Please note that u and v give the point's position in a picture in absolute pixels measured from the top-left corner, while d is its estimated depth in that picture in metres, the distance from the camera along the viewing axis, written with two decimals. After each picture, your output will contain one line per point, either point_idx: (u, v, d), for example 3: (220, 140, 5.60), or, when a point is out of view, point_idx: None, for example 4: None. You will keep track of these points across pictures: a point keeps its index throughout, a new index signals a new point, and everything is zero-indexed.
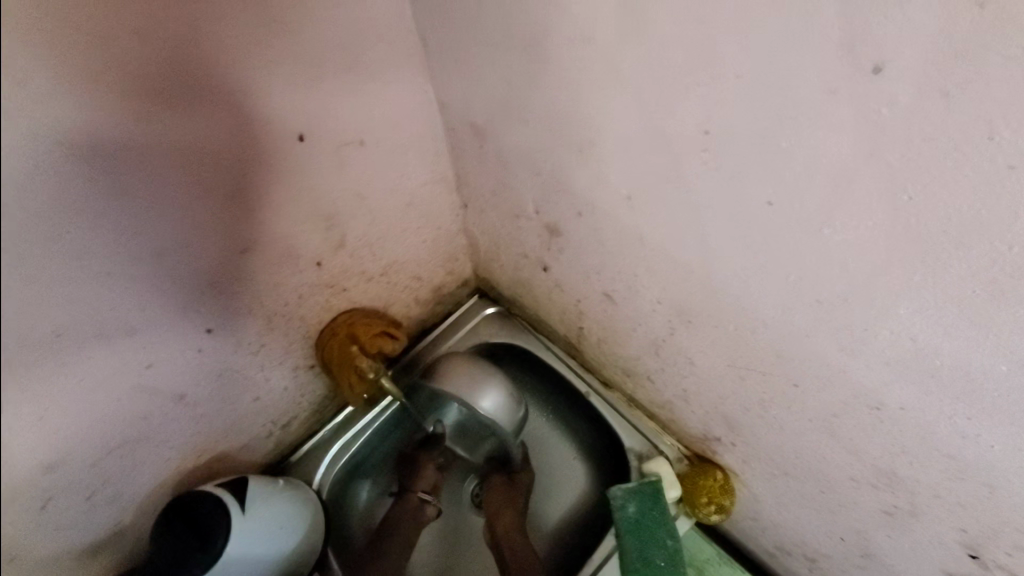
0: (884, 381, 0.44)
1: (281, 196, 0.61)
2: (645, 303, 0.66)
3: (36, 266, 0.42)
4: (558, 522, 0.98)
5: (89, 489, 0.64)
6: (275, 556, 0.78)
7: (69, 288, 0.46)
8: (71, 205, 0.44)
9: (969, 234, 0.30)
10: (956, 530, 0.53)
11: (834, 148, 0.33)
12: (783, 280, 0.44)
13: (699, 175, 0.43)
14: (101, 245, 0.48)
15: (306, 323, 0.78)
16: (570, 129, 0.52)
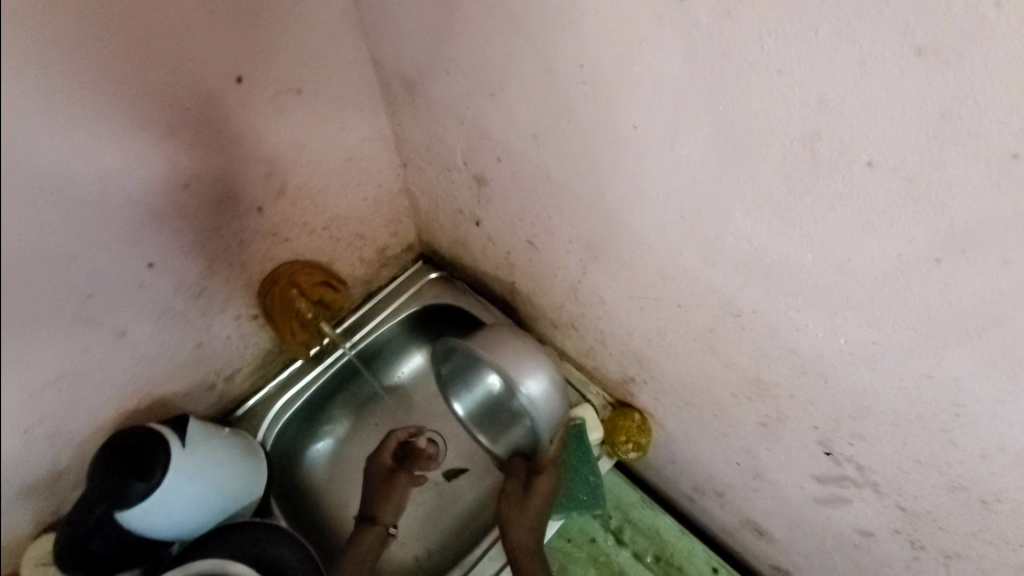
0: (738, 286, 0.53)
1: (223, 136, 0.65)
2: (560, 244, 0.73)
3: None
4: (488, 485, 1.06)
5: (24, 425, 0.66)
6: (217, 489, 0.82)
7: (21, 209, 0.49)
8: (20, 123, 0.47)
9: (773, 123, 0.38)
10: (813, 429, 0.62)
11: (672, 62, 0.41)
12: (655, 200, 0.53)
13: (585, 108, 0.50)
14: (49, 166, 0.51)
15: (249, 271, 0.82)
16: (483, 74, 0.58)
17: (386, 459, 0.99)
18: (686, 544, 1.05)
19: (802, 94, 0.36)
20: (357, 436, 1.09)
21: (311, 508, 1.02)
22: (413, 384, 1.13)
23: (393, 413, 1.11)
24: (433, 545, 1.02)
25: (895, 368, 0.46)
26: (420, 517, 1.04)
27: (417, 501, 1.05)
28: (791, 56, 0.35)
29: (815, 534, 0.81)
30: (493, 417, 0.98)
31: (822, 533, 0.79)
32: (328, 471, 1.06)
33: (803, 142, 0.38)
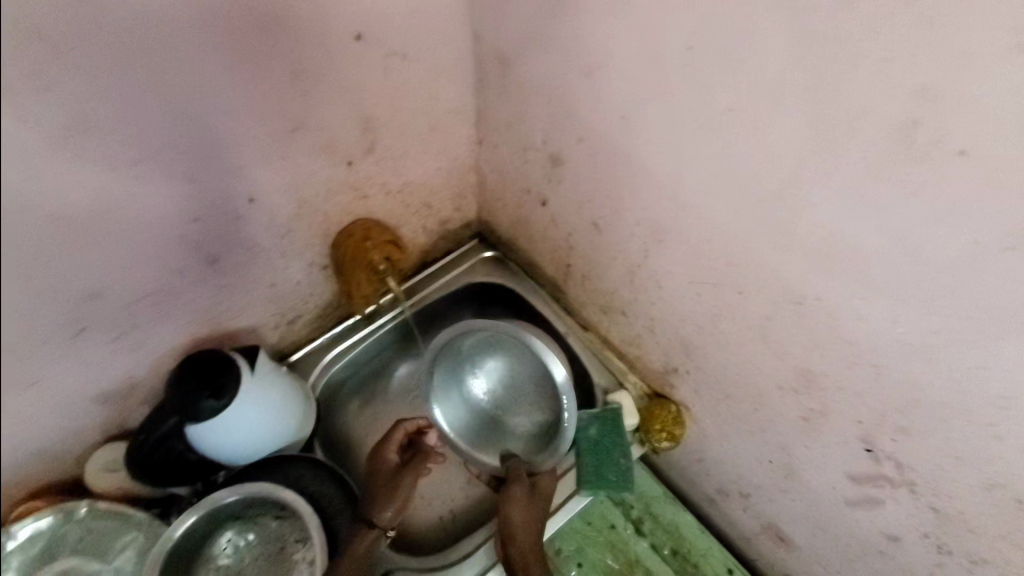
0: (804, 272, 0.56)
1: (332, 88, 0.72)
2: (626, 227, 0.77)
3: (125, 94, 0.56)
4: None
5: (113, 331, 0.74)
6: (273, 419, 0.87)
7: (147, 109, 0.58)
8: (162, 41, 0.56)
9: (872, 107, 0.43)
10: (855, 424, 0.64)
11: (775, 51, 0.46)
12: (734, 183, 0.56)
13: (679, 90, 0.55)
14: (187, 82, 0.60)
15: (328, 222, 0.88)
16: (582, 53, 0.63)
17: (388, 459, 0.94)
18: (704, 543, 1.07)
19: (907, 83, 0.40)
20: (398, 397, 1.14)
21: (348, 457, 1.07)
22: None
23: None
24: (457, 508, 1.06)
25: (952, 358, 0.49)
26: (449, 481, 1.08)
27: (448, 466, 1.09)
28: (901, 48, 0.39)
29: (839, 540, 0.82)
30: (489, 422, 1.01)
31: (847, 538, 0.81)
32: (365, 427, 1.10)
33: (898, 130, 0.42)
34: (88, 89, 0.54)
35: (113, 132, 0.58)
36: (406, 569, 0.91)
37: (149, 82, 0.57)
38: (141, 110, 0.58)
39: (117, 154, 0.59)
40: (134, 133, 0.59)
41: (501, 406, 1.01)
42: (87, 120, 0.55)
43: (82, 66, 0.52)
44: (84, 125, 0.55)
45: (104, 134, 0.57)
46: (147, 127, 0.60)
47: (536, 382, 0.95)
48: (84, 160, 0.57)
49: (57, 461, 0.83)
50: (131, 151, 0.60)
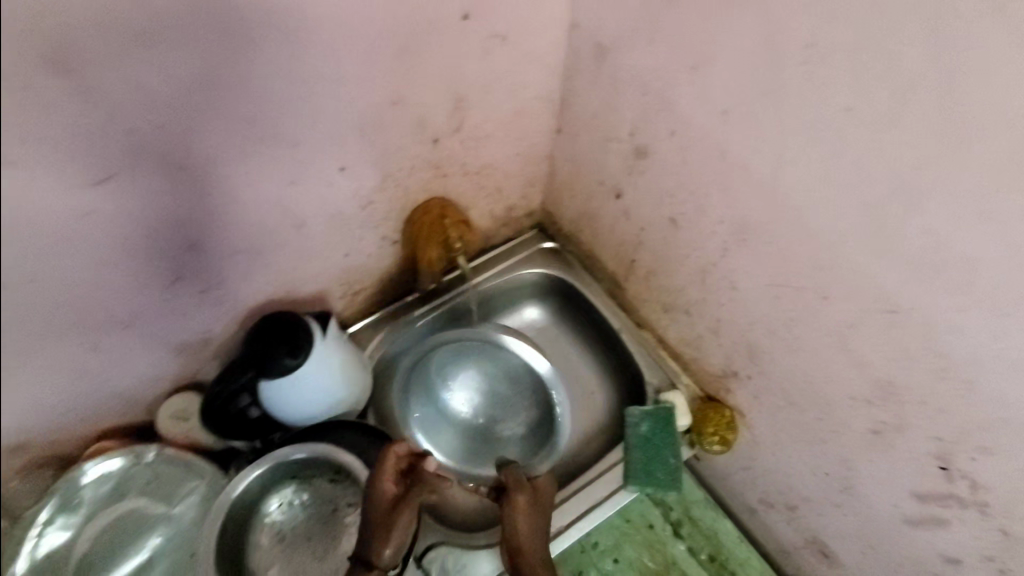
0: (903, 280, 0.56)
1: (435, 65, 0.73)
2: (707, 224, 0.77)
3: (252, 53, 0.59)
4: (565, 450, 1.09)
5: (204, 282, 0.77)
6: (340, 383, 0.89)
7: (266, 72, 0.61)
8: (296, 8, 0.58)
9: (1022, 117, 0.42)
10: (932, 441, 0.64)
11: (919, 52, 0.46)
12: (839, 184, 0.57)
13: (796, 86, 0.55)
14: (311, 49, 0.62)
15: (407, 198, 0.90)
16: (692, 45, 0.64)
17: (388, 489, 0.78)
18: (743, 552, 1.06)
19: None
20: None
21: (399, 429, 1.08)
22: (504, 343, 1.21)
23: None
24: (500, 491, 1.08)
25: None
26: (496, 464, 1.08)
27: None
28: None
29: (890, 560, 0.82)
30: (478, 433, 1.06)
31: (899, 558, 0.80)
32: None
33: None
34: (222, 49, 0.56)
35: (237, 90, 0.61)
36: (452, 544, 0.92)
37: (274, 44, 0.60)
38: (264, 70, 0.61)
39: (235, 111, 0.62)
40: (253, 93, 0.62)
41: (487, 417, 1.06)
42: (217, 75, 0.58)
43: (224, 26, 0.55)
44: (215, 79, 0.58)
45: (231, 91, 0.60)
46: (264, 88, 0.62)
47: (518, 383, 1.05)
48: (206, 115, 0.60)
49: (132, 404, 0.86)
50: (251, 109, 0.63)
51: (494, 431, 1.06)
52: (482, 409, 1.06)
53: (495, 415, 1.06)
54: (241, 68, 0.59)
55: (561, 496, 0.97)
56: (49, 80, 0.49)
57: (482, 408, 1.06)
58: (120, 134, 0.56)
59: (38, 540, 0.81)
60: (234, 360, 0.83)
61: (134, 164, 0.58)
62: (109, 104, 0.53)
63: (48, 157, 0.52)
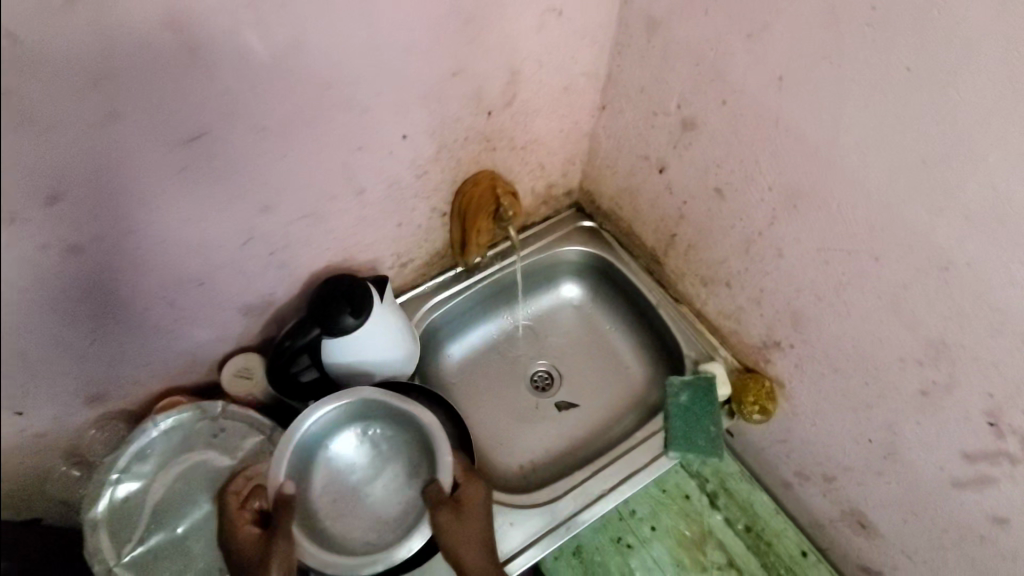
0: (960, 236, 0.58)
1: (494, 37, 0.76)
2: (755, 193, 0.79)
3: (333, 20, 0.62)
4: (596, 419, 1.15)
5: (271, 244, 0.82)
6: (394, 344, 0.93)
7: (345, 38, 0.65)
8: None
9: None
10: (984, 398, 0.65)
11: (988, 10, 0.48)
12: (896, 142, 0.59)
13: (855, 48, 0.58)
14: (385, 18, 0.66)
15: (458, 170, 0.93)
16: (749, 13, 0.66)
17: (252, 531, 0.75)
18: (779, 524, 1.08)
19: None
20: (490, 350, 1.22)
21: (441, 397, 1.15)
22: (541, 319, 1.25)
23: (517, 338, 1.24)
24: (539, 456, 1.11)
25: None
26: (533, 433, 1.14)
27: (532, 418, 1.15)
28: None
29: (933, 526, 0.83)
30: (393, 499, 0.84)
31: (943, 523, 0.81)
32: (455, 372, 1.19)
33: None
34: (307, 14, 0.60)
35: (318, 56, 0.64)
36: (500, 501, 0.96)
37: (354, 12, 0.63)
38: (343, 38, 0.64)
39: (313, 76, 0.66)
40: (332, 60, 0.66)
41: (396, 470, 0.85)
42: (303, 41, 0.62)
43: None
44: (301, 45, 0.62)
45: (313, 57, 0.64)
46: (342, 55, 0.66)
47: (388, 415, 0.86)
48: (289, 79, 0.64)
49: (200, 362, 0.91)
50: (329, 75, 0.67)
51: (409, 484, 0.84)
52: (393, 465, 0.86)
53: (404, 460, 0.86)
54: (325, 33, 0.63)
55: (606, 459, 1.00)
56: (162, 38, 0.53)
57: (393, 463, 0.86)
58: (216, 95, 0.60)
59: (116, 484, 0.86)
60: (294, 324, 0.86)
61: (224, 123, 0.63)
62: (209, 65, 0.58)
63: (153, 111, 0.57)
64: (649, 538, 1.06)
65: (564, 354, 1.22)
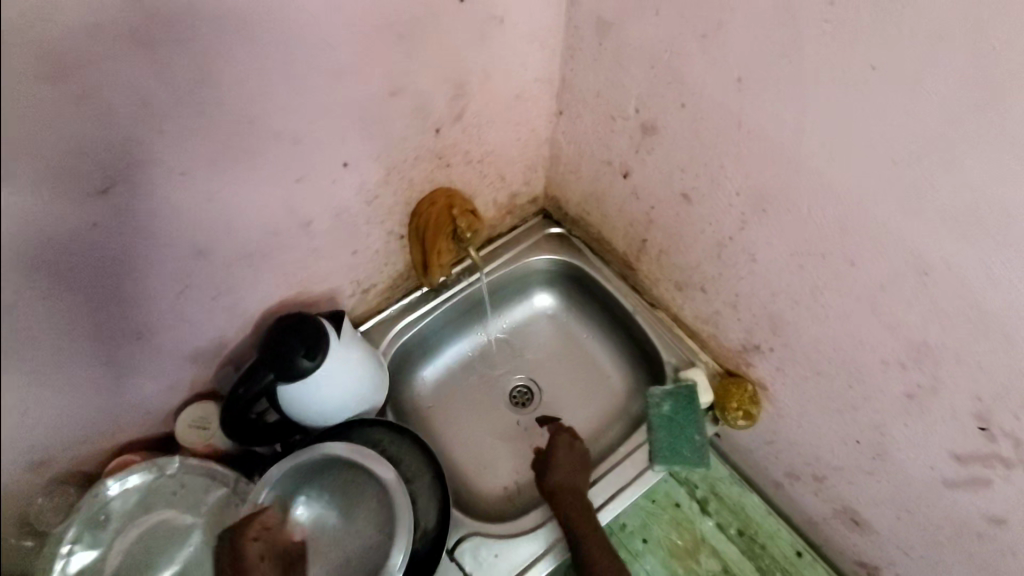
0: (938, 239, 0.54)
1: (433, 51, 0.71)
2: (723, 197, 0.75)
3: (246, 47, 0.56)
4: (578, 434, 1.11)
5: (213, 288, 0.76)
6: (356, 381, 0.88)
7: (264, 67, 0.59)
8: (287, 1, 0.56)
9: None
10: (971, 400, 0.63)
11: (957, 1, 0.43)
12: (867, 145, 0.55)
13: (815, 47, 0.54)
14: (306, 42, 0.60)
15: (411, 191, 0.88)
16: (702, 11, 0.62)
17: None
18: (771, 525, 1.06)
19: None
20: (466, 371, 1.17)
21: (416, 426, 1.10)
22: (516, 332, 1.20)
23: (492, 354, 1.19)
24: (522, 479, 1.07)
25: None
26: (515, 454, 1.09)
27: (513, 437, 1.11)
28: None
29: (927, 524, 0.81)
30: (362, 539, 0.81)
31: (937, 521, 0.79)
32: (431, 395, 1.14)
33: None
34: (217, 45, 0.54)
35: (234, 90, 0.58)
36: (483, 533, 0.92)
37: (268, 38, 0.57)
38: (260, 68, 0.59)
39: (230, 109, 0.60)
40: (250, 92, 0.60)
41: (358, 509, 0.83)
42: (215, 74, 0.56)
43: (215, 20, 0.53)
44: (213, 80, 0.56)
45: (229, 91, 0.58)
46: (262, 86, 0.60)
47: (331, 464, 0.84)
48: (202, 114, 0.58)
49: (151, 415, 0.85)
50: (251, 107, 0.61)
51: (371, 517, 0.82)
52: (353, 506, 0.83)
53: (361, 497, 0.83)
54: (240, 62, 0.57)
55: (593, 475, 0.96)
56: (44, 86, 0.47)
57: (353, 505, 0.84)
58: (120, 141, 0.54)
59: (69, 555, 0.80)
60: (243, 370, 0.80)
61: (132, 169, 0.57)
62: (104, 108, 0.51)
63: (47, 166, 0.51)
64: (641, 552, 1.03)
65: (541, 367, 1.18)
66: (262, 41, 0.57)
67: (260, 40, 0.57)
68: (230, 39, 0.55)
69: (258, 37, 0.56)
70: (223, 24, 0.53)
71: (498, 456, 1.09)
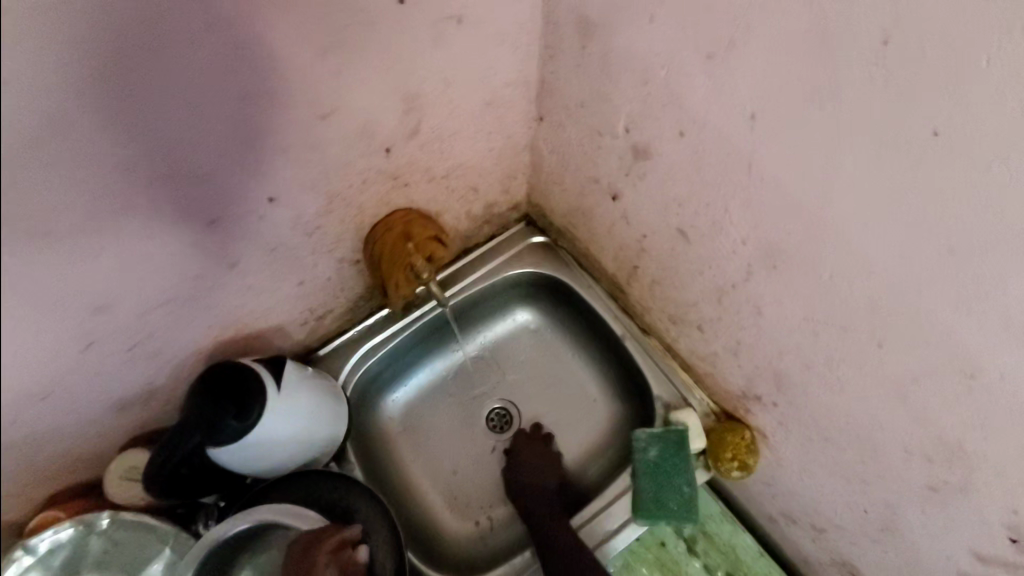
0: (993, 344, 0.43)
1: (370, 63, 0.58)
2: (726, 243, 0.63)
3: (116, 83, 0.44)
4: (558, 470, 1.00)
5: (128, 341, 0.65)
6: (305, 432, 0.80)
7: (146, 101, 0.46)
8: (165, 21, 0.43)
9: None
10: (1006, 511, 0.52)
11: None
12: (913, 224, 0.42)
13: (855, 92, 0.41)
14: (201, 67, 0.48)
15: (361, 215, 0.77)
16: (707, 26, 0.48)
17: None
18: (762, 568, 0.96)
19: None
20: (440, 392, 1.06)
21: (383, 456, 1.00)
22: (496, 349, 1.08)
23: (469, 372, 1.07)
24: (498, 516, 0.98)
25: None
26: (491, 485, 1.00)
27: (489, 466, 1.02)
28: None
29: None
30: None
31: None
32: (401, 420, 1.03)
33: None
34: (80, 83, 0.42)
35: (110, 134, 0.46)
36: None
37: (144, 69, 0.44)
38: (141, 103, 0.46)
39: (110, 159, 0.47)
40: (134, 132, 0.47)
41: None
42: (76, 117, 0.43)
43: (67, 53, 0.40)
44: (76, 126, 0.43)
45: (102, 136, 0.45)
46: (147, 124, 0.48)
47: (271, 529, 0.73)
48: (75, 171, 0.45)
49: (77, 466, 0.77)
50: (133, 150, 0.48)
51: None
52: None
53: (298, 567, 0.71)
54: (111, 100, 0.44)
55: (576, 524, 0.89)
56: None
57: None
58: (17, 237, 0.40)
59: None
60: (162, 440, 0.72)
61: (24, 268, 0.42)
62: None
63: None
64: None
65: (521, 390, 1.06)
66: (140, 71, 0.45)
67: (138, 72, 0.44)
68: (91, 73, 0.42)
69: (135, 67, 0.44)
70: (78, 59, 0.41)
71: (473, 488, 1.00)
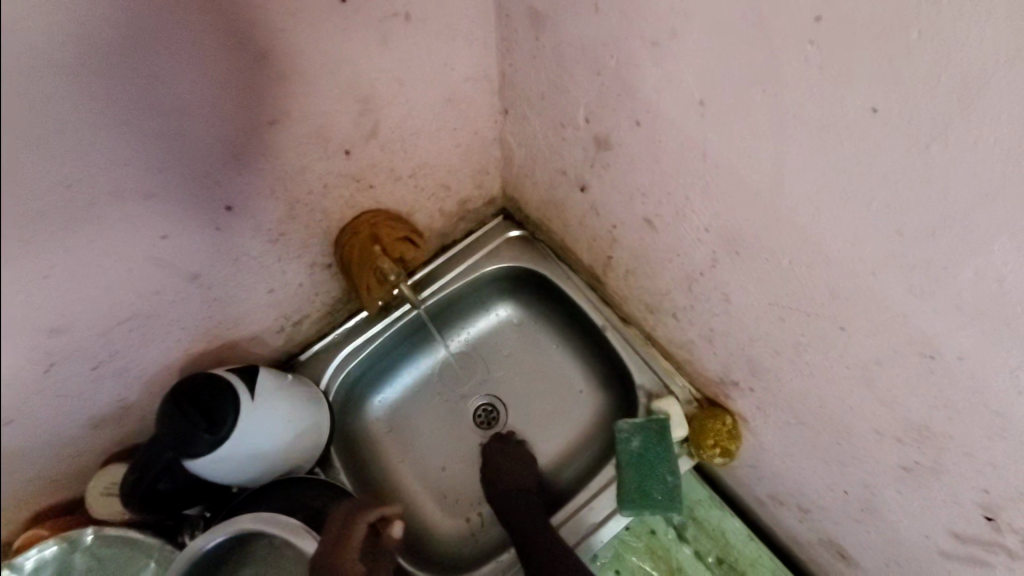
0: (948, 326, 0.42)
1: (317, 66, 0.57)
2: (690, 231, 0.62)
3: (48, 107, 0.42)
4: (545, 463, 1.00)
5: (92, 360, 0.65)
6: (283, 438, 0.80)
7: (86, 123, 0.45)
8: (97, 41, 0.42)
9: None
10: (977, 491, 0.51)
11: (1002, 36, 0.29)
12: (863, 207, 0.42)
13: (794, 75, 0.40)
14: (141, 85, 0.46)
15: (328, 219, 0.76)
16: (649, 13, 0.47)
17: None
18: (752, 551, 0.94)
19: None
20: (425, 391, 1.06)
21: (370, 457, 1.00)
22: (480, 346, 1.08)
23: (453, 370, 1.07)
24: (487, 513, 0.98)
25: None
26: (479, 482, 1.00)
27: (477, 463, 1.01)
28: None
29: None
30: None
31: None
32: (386, 421, 1.03)
33: None
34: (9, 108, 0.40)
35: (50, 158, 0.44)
36: None
37: (79, 90, 0.43)
38: (78, 126, 0.45)
39: (51, 183, 0.46)
40: (75, 154, 0.46)
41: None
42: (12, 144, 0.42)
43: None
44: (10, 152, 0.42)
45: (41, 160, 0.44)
46: (91, 147, 0.46)
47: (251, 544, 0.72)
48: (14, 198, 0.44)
49: (58, 484, 0.77)
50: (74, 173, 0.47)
51: None
52: None
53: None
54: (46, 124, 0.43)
55: (557, 521, 0.89)
56: None
57: None
58: None
59: None
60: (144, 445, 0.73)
61: None
62: None
63: None
64: None
65: (506, 386, 1.06)
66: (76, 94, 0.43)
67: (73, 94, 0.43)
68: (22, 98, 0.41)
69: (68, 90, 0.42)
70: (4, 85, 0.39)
71: (461, 485, 1.00)
